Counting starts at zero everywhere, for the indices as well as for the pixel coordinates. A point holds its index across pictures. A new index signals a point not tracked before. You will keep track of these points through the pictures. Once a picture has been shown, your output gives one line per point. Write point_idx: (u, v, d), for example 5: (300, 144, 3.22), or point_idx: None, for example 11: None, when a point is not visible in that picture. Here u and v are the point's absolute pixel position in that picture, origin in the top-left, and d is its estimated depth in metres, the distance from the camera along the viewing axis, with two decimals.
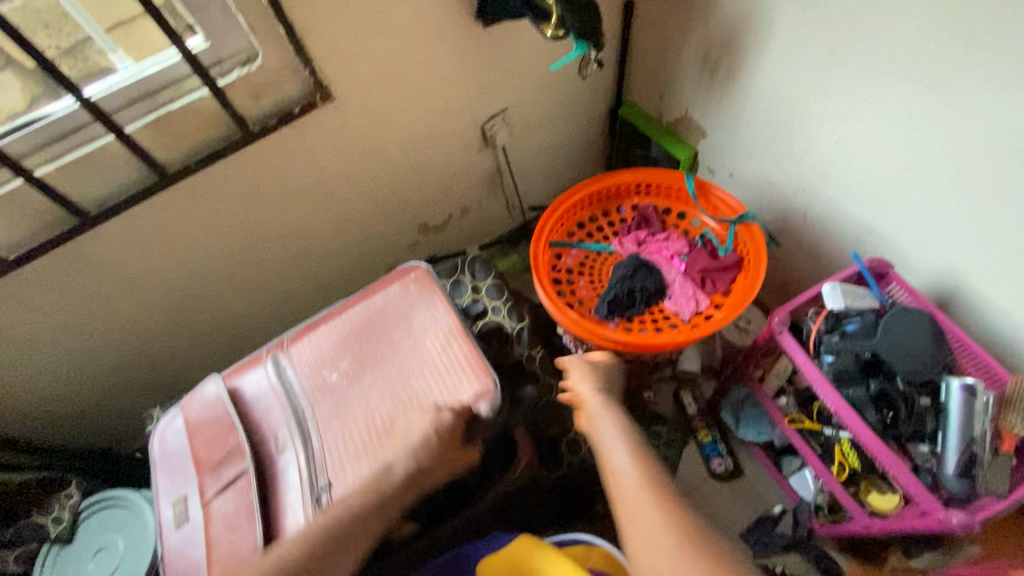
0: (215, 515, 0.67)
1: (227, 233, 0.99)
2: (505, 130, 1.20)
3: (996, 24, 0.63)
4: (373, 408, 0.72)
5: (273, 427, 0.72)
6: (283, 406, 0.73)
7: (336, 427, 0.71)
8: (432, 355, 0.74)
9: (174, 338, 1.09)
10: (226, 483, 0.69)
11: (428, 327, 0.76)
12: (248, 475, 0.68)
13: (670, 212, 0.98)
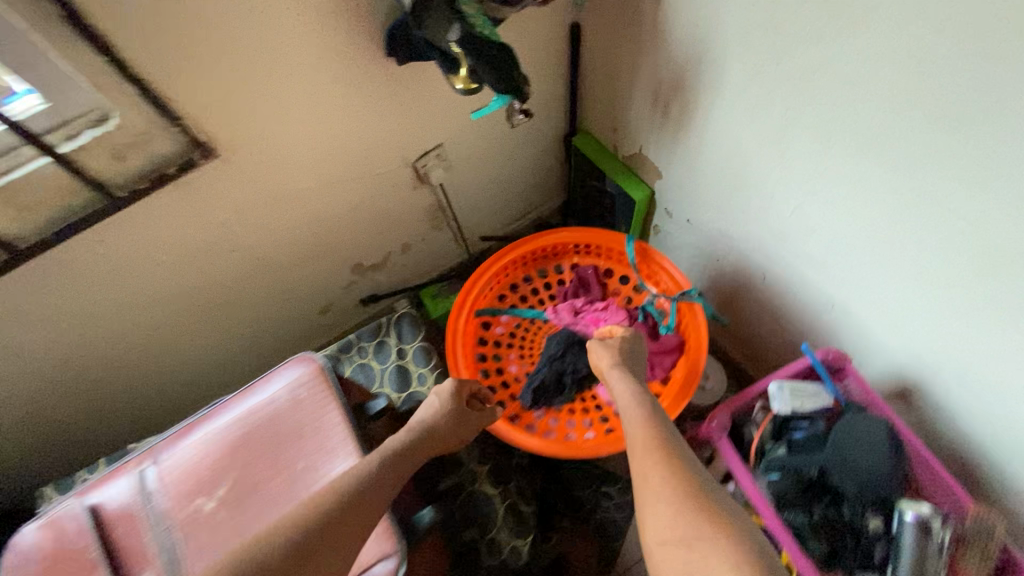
0: None
1: (114, 298, 0.88)
2: (442, 166, 1.07)
3: (970, 106, 0.52)
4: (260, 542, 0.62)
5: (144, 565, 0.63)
6: (156, 540, 0.64)
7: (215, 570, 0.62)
8: (320, 474, 0.64)
9: (77, 406, 0.98)
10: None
11: (323, 444, 0.66)
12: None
13: (614, 275, 0.89)
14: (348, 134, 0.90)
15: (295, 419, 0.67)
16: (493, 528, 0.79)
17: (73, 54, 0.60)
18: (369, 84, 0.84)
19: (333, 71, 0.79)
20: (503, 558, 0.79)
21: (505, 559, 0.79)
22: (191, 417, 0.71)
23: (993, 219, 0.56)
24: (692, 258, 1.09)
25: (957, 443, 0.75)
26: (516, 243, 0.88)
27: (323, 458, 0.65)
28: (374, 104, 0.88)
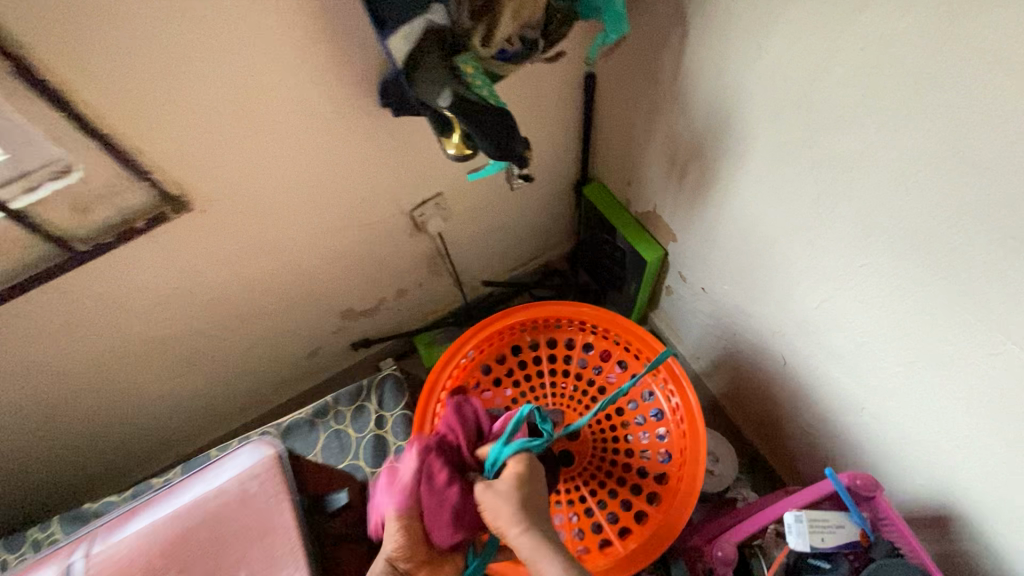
0: None
1: (84, 346, 0.83)
2: (440, 216, 1.00)
3: None
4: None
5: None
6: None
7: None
8: None
9: (41, 450, 0.94)
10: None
11: (267, 549, 0.59)
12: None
13: (596, 352, 0.79)
14: (338, 183, 0.83)
15: (237, 516, 0.60)
16: None
17: (31, 111, 0.56)
18: (362, 134, 0.78)
19: (320, 121, 0.73)
20: None
21: None
22: (138, 499, 0.66)
23: None
24: (705, 328, 1.00)
25: None
26: (482, 321, 0.79)
27: (264, 567, 0.58)
28: (365, 153, 0.81)
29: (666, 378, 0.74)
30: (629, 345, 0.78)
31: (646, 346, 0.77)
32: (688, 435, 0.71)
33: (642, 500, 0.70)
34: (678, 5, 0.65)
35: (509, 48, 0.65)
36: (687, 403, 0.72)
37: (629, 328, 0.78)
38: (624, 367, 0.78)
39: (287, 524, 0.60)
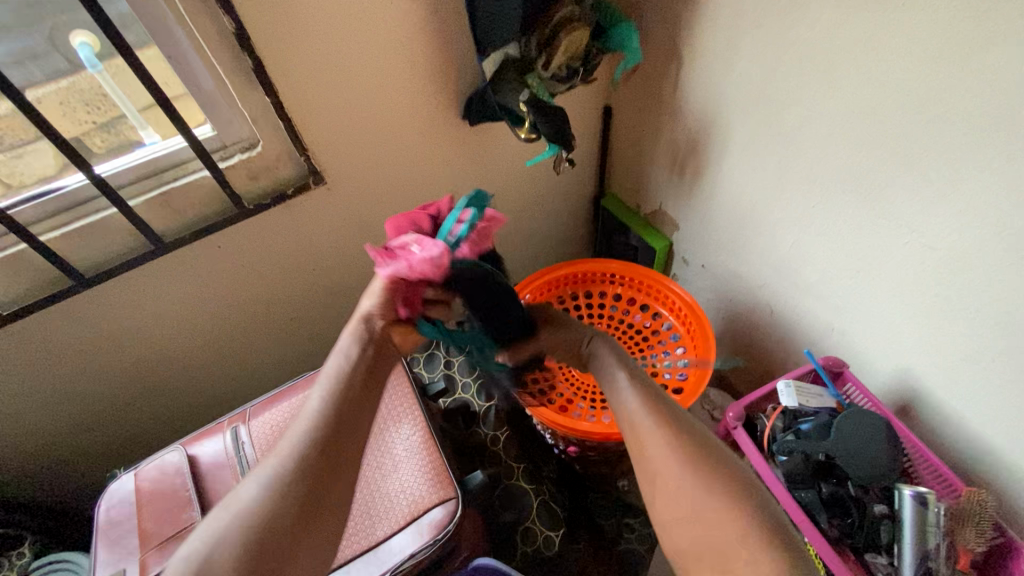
0: None
1: (215, 301, 1.04)
2: (491, 214, 1.26)
3: (925, 152, 0.67)
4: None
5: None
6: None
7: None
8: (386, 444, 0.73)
9: (156, 399, 1.11)
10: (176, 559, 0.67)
11: (390, 409, 0.77)
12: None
13: (623, 298, 1.02)
14: (423, 177, 1.10)
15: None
16: (528, 517, 0.86)
17: (247, 98, 0.82)
18: (445, 138, 1.06)
19: (420, 126, 1.01)
20: (537, 547, 0.85)
21: (538, 547, 0.85)
22: (275, 390, 0.83)
23: (949, 238, 0.70)
24: (708, 301, 1.23)
25: (961, 455, 0.81)
26: (533, 276, 1.00)
27: (389, 420, 0.76)
28: (445, 155, 1.09)
29: (682, 308, 0.95)
30: (650, 290, 1.00)
31: (664, 288, 0.99)
32: (700, 342, 0.91)
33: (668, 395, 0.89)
34: (675, 46, 0.96)
35: (563, 73, 0.92)
36: (699, 320, 0.92)
37: (646, 273, 1.00)
38: (647, 308, 1.00)
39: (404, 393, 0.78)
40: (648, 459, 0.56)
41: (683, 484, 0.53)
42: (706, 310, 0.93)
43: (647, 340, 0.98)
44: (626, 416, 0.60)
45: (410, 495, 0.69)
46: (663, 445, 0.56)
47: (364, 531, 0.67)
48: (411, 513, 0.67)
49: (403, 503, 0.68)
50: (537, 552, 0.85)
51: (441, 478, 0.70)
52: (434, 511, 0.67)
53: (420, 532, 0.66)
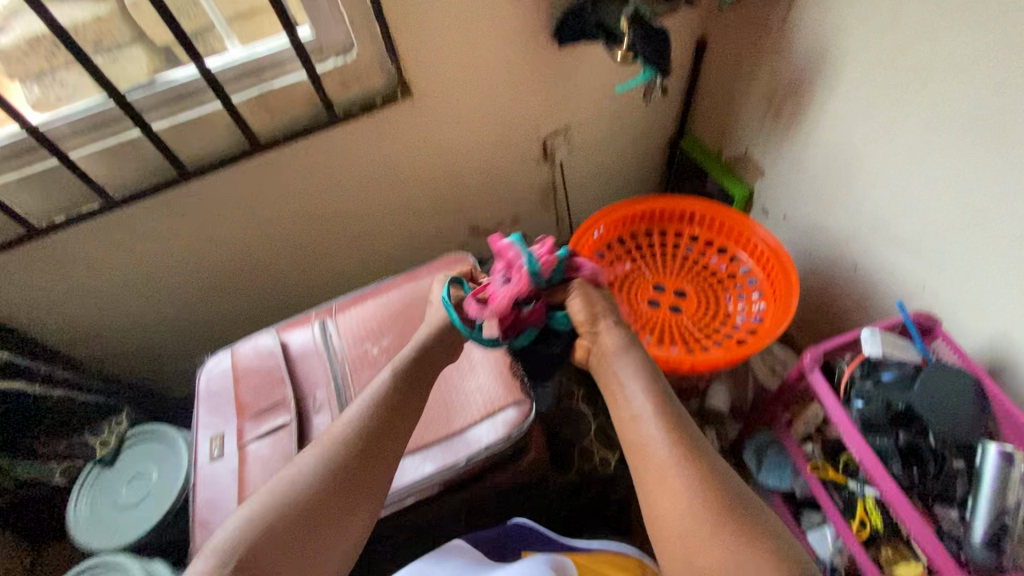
0: (252, 457, 0.72)
1: (297, 209, 1.08)
2: (566, 147, 1.23)
3: None
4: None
5: (316, 389, 0.77)
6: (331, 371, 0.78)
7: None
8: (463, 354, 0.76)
9: (239, 297, 1.19)
10: (270, 428, 0.73)
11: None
12: (290, 426, 0.73)
13: (700, 240, 0.99)
14: (504, 101, 1.08)
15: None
16: (585, 437, 0.90)
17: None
18: (533, 60, 1.03)
19: (510, 44, 0.98)
20: (594, 466, 0.88)
21: (595, 466, 0.88)
22: (358, 291, 0.87)
23: None
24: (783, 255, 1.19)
25: None
26: (609, 207, 0.99)
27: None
28: (530, 79, 1.06)
29: (765, 254, 0.93)
30: (731, 233, 0.98)
31: (746, 232, 0.96)
32: (786, 285, 0.88)
33: (741, 336, 0.88)
34: None
35: None
36: (784, 265, 0.90)
37: (726, 214, 0.97)
38: (723, 251, 0.98)
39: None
40: (665, 505, 0.58)
41: (719, 535, 0.54)
42: (792, 257, 0.90)
43: (720, 281, 0.97)
44: (651, 459, 0.61)
45: (485, 394, 0.73)
46: (683, 486, 0.58)
47: (443, 422, 0.71)
48: (487, 409, 0.71)
49: (480, 400, 0.72)
50: (593, 470, 0.88)
51: (515, 383, 0.73)
52: (508, 410, 0.71)
53: (495, 426, 0.70)
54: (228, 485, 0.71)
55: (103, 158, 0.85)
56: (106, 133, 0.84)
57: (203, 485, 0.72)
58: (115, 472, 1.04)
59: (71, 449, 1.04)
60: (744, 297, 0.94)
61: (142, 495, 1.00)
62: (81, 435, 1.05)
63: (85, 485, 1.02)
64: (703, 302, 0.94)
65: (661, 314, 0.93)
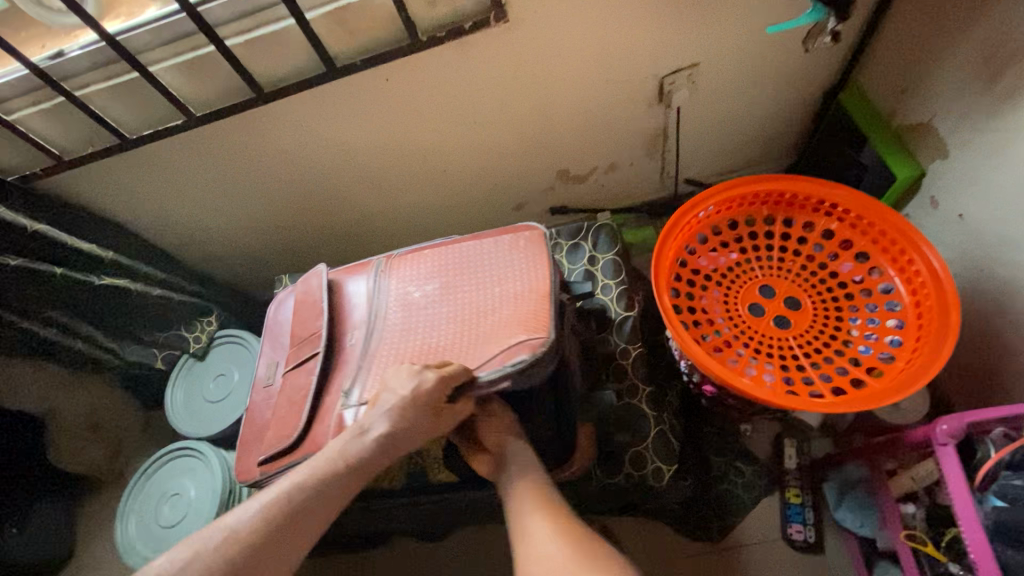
0: (287, 392, 0.73)
1: (376, 137, 1.01)
2: (687, 90, 1.02)
3: None
4: (433, 326, 0.71)
5: (344, 327, 0.75)
6: (366, 314, 0.75)
7: (385, 343, 0.72)
8: (497, 312, 0.68)
9: (319, 218, 1.19)
10: (298, 357, 0.75)
11: (489, 263, 0.73)
12: (311, 357, 0.73)
13: (834, 240, 0.80)
14: (618, 30, 0.88)
15: (478, 245, 0.75)
16: (642, 442, 0.81)
17: None
18: None
19: None
20: (644, 474, 0.80)
21: (645, 475, 0.80)
22: (423, 243, 0.80)
23: None
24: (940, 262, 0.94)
25: None
26: (727, 181, 0.82)
27: (485, 273, 0.72)
28: (655, 2, 0.85)
29: (919, 276, 0.73)
30: (881, 239, 0.77)
31: (901, 242, 0.75)
32: (938, 325, 0.69)
33: (857, 373, 0.72)
34: None
35: None
36: (943, 297, 0.70)
37: (880, 214, 0.76)
38: (862, 260, 0.79)
39: (515, 249, 0.72)
40: None
41: None
42: (959, 287, 0.70)
43: (848, 296, 0.78)
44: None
45: (484, 343, 0.67)
46: None
47: None
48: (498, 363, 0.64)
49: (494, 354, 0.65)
50: (642, 479, 0.80)
51: (517, 332, 0.65)
52: (500, 358, 0.64)
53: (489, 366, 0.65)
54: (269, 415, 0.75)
55: (183, 71, 0.82)
56: (182, 46, 0.80)
57: (252, 408, 0.77)
58: (204, 367, 1.15)
59: (169, 341, 1.15)
60: (874, 321, 0.75)
61: (225, 393, 1.11)
62: (178, 329, 1.16)
63: (183, 372, 1.15)
64: (818, 319, 0.77)
65: (761, 323, 0.78)
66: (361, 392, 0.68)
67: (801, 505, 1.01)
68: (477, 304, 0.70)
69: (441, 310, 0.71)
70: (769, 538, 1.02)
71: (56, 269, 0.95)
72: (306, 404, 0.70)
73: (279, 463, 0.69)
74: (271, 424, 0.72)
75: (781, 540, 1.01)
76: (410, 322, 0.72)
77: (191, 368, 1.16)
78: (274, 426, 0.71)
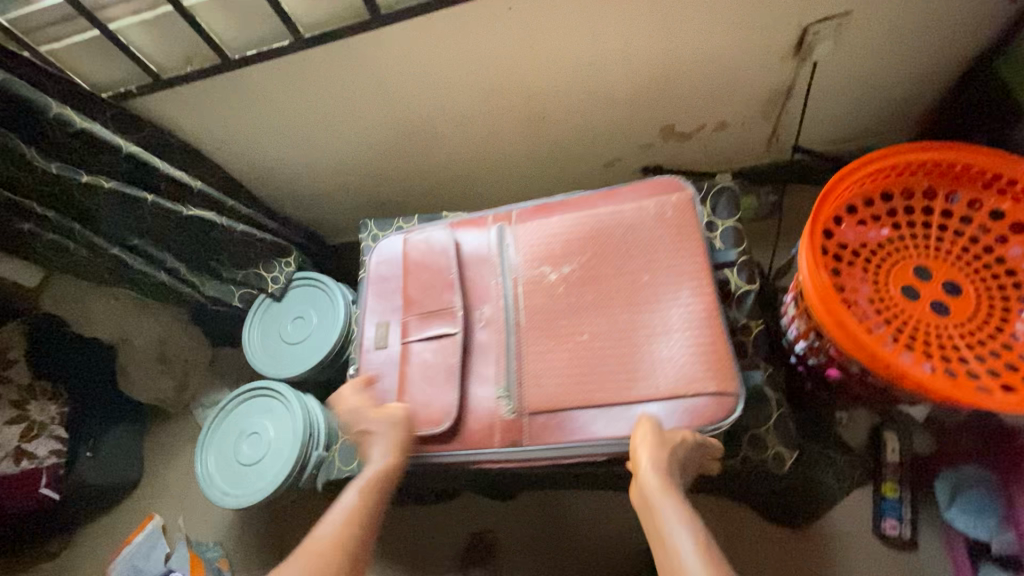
0: (413, 358, 0.68)
1: (485, 72, 0.95)
2: (830, 41, 0.92)
3: None
4: (576, 300, 0.65)
5: (482, 302, 0.69)
6: (491, 275, 0.69)
7: (539, 330, 0.65)
8: (663, 306, 0.62)
9: (408, 156, 1.14)
10: (435, 334, 0.68)
11: (673, 266, 0.64)
12: (454, 337, 0.67)
13: (1005, 221, 0.72)
14: None
15: (652, 232, 0.66)
16: (761, 425, 0.76)
17: None
18: None
19: None
20: (763, 459, 0.75)
21: (765, 460, 0.75)
22: (545, 199, 0.74)
23: None
24: None
25: None
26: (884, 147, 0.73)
27: (670, 277, 0.64)
28: None
29: None
30: None
31: None
32: None
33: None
34: None
35: None
36: None
37: None
38: None
39: (663, 216, 0.66)
40: None
41: None
42: None
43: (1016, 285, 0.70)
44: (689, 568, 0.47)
45: (677, 372, 0.59)
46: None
47: (622, 379, 0.61)
48: (679, 386, 0.59)
49: (671, 369, 0.59)
50: (760, 464, 0.75)
51: (721, 368, 0.58)
52: (705, 398, 0.58)
53: (676, 410, 0.58)
54: (389, 382, 0.70)
55: None
56: None
57: (364, 372, 0.72)
58: (282, 308, 1.14)
59: (247, 280, 1.13)
60: None
61: (304, 335, 1.10)
62: (257, 269, 1.14)
63: (260, 312, 1.15)
64: (982, 309, 0.70)
65: (915, 309, 0.70)
66: (518, 389, 0.63)
67: (898, 499, 0.96)
68: (630, 284, 0.65)
69: (582, 280, 0.66)
70: (859, 530, 0.99)
71: (147, 197, 0.91)
72: (453, 391, 0.65)
73: (422, 449, 0.65)
74: (403, 401, 0.67)
75: (874, 534, 0.97)
76: (549, 291, 0.66)
77: (268, 308, 1.16)
78: (403, 397, 0.67)
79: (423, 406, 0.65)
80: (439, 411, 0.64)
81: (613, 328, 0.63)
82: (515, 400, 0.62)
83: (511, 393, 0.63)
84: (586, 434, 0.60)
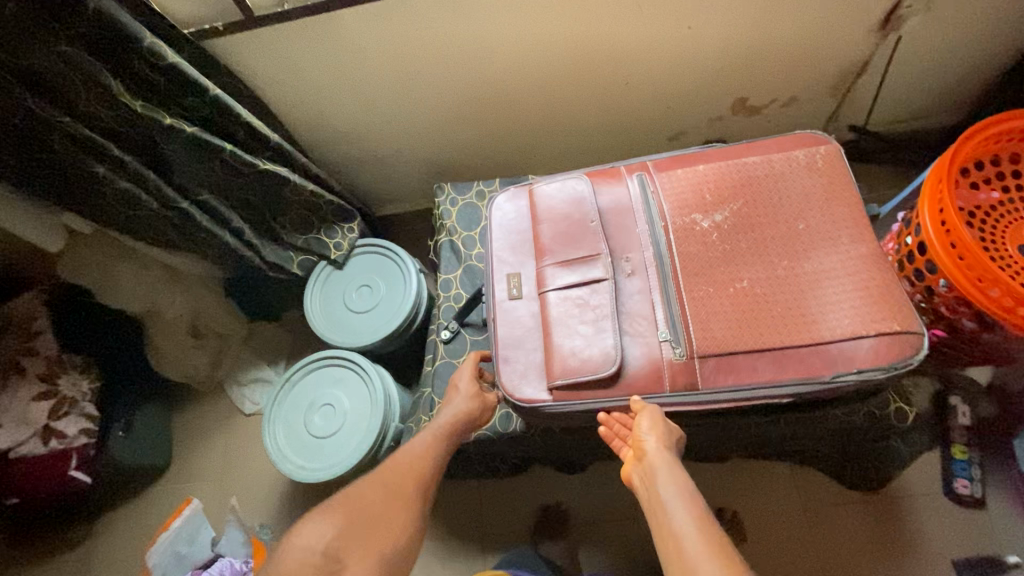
0: (557, 307, 0.66)
1: (581, 32, 0.92)
2: (918, 16, 0.95)
3: None
4: (732, 246, 0.64)
5: (629, 250, 0.67)
6: (637, 223, 0.68)
7: (697, 278, 0.64)
8: (824, 250, 0.62)
9: (479, 123, 1.10)
10: (582, 281, 0.66)
11: (830, 214, 0.64)
12: (604, 285, 0.65)
13: None
14: None
15: (805, 182, 0.66)
16: None
17: None
18: None
19: None
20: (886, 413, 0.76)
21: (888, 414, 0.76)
22: (677, 154, 0.73)
23: None
24: None
25: None
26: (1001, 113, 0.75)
27: (828, 224, 0.63)
28: None
29: None
30: None
31: None
32: None
33: None
34: None
35: None
36: None
37: None
38: None
39: (815, 167, 0.66)
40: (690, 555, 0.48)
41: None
42: None
43: None
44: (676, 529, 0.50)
45: (849, 313, 0.59)
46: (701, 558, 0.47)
47: (794, 321, 0.60)
48: (856, 326, 0.59)
49: (844, 308, 0.59)
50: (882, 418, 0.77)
51: (896, 310, 0.59)
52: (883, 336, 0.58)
53: (856, 350, 0.58)
54: (530, 333, 0.67)
55: None
56: None
57: (499, 324, 0.69)
58: (345, 276, 1.07)
59: (309, 246, 1.06)
60: None
61: (374, 304, 1.04)
62: (319, 235, 1.07)
63: (320, 281, 1.07)
64: None
65: None
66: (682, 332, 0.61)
67: (968, 460, 1.00)
68: (788, 231, 0.64)
69: (738, 228, 0.65)
70: (929, 492, 1.02)
71: (227, 147, 0.84)
72: (612, 337, 0.63)
73: (582, 397, 0.63)
74: (552, 350, 0.64)
75: (945, 494, 1.01)
76: (704, 238, 0.65)
77: (328, 276, 1.08)
78: (551, 346, 0.64)
79: (578, 354, 0.63)
80: (598, 357, 0.62)
81: (777, 273, 0.62)
82: (683, 345, 0.61)
83: (676, 337, 0.62)
84: (759, 378, 0.60)
